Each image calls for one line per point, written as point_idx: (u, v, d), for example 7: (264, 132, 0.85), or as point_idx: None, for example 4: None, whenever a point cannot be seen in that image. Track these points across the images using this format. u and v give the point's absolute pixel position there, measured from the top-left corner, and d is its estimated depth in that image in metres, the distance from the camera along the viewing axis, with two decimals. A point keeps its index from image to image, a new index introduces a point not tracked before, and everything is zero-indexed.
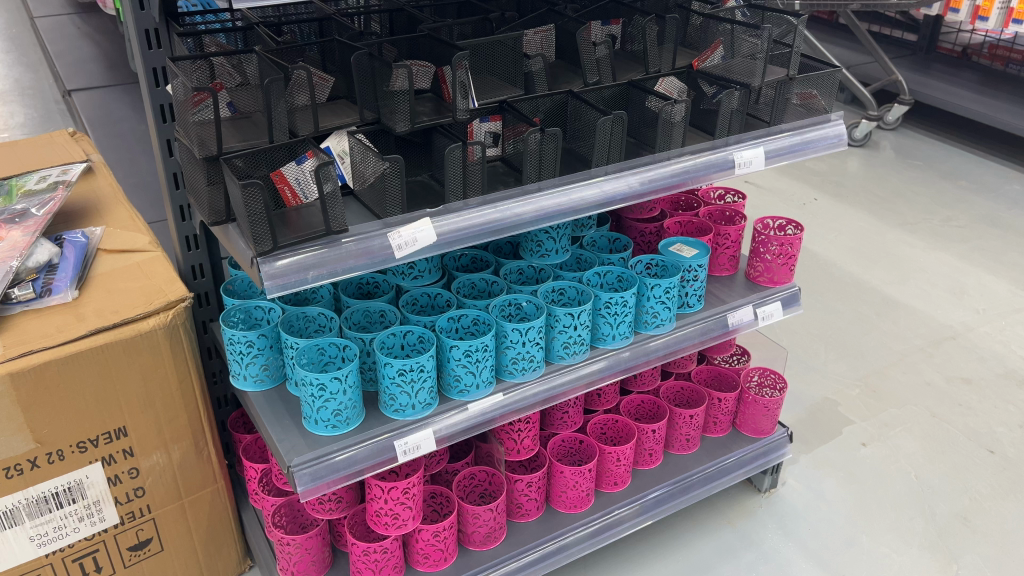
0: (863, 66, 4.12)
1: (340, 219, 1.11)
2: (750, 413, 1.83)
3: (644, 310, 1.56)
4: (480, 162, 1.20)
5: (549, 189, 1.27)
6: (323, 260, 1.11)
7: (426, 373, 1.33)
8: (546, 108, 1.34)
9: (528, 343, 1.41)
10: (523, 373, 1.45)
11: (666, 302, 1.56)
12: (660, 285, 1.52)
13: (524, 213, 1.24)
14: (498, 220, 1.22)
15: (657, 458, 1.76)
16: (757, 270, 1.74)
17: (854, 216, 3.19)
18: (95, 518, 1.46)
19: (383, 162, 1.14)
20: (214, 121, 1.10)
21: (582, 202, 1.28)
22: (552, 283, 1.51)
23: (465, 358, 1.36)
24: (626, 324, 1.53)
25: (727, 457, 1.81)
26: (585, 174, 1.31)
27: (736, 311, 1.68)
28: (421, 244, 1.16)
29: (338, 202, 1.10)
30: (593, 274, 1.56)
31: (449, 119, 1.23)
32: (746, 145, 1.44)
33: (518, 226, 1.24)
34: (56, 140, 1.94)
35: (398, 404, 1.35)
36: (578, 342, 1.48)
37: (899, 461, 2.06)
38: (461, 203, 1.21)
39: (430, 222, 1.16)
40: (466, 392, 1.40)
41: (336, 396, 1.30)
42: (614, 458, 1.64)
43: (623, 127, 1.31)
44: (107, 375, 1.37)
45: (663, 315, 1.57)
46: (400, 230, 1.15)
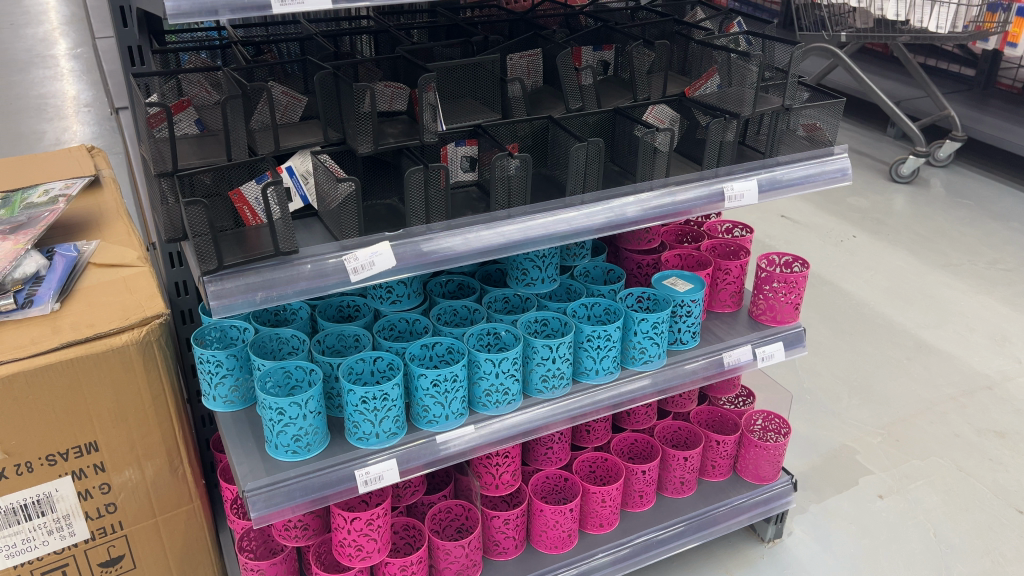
0: (915, 100, 3.98)
1: (291, 240, 1.10)
2: (751, 458, 1.74)
3: (631, 345, 1.49)
4: (445, 187, 1.17)
5: (520, 217, 1.23)
6: (273, 281, 1.09)
7: (391, 402, 1.30)
8: (525, 133, 1.30)
9: (501, 375, 1.37)
10: (497, 406, 1.40)
11: (654, 338, 1.49)
12: (647, 320, 1.45)
13: (492, 240, 1.20)
14: (462, 245, 1.19)
15: (649, 501, 1.68)
16: (759, 307, 1.66)
17: (893, 255, 3.06)
18: (65, 532, 1.45)
19: (341, 184, 1.12)
20: (170, 139, 1.09)
21: (554, 230, 1.24)
22: (534, 313, 1.46)
23: (434, 388, 1.32)
24: (610, 358, 1.47)
25: (725, 503, 1.72)
26: (561, 203, 1.26)
27: (734, 349, 1.60)
28: (379, 268, 1.13)
29: (287, 225, 1.09)
30: (579, 305, 1.50)
31: (417, 141, 1.19)
32: (738, 177, 1.38)
33: (485, 255, 1.20)
34: (72, 152, 1.97)
35: (362, 432, 1.31)
36: (557, 376, 1.43)
37: (917, 517, 1.93)
38: (424, 228, 1.18)
39: (388, 245, 1.13)
40: (436, 423, 1.36)
41: (295, 421, 1.27)
42: (598, 499, 1.58)
43: (601, 153, 1.26)
44: (77, 389, 1.36)
45: (651, 351, 1.50)
46: (356, 253, 1.12)
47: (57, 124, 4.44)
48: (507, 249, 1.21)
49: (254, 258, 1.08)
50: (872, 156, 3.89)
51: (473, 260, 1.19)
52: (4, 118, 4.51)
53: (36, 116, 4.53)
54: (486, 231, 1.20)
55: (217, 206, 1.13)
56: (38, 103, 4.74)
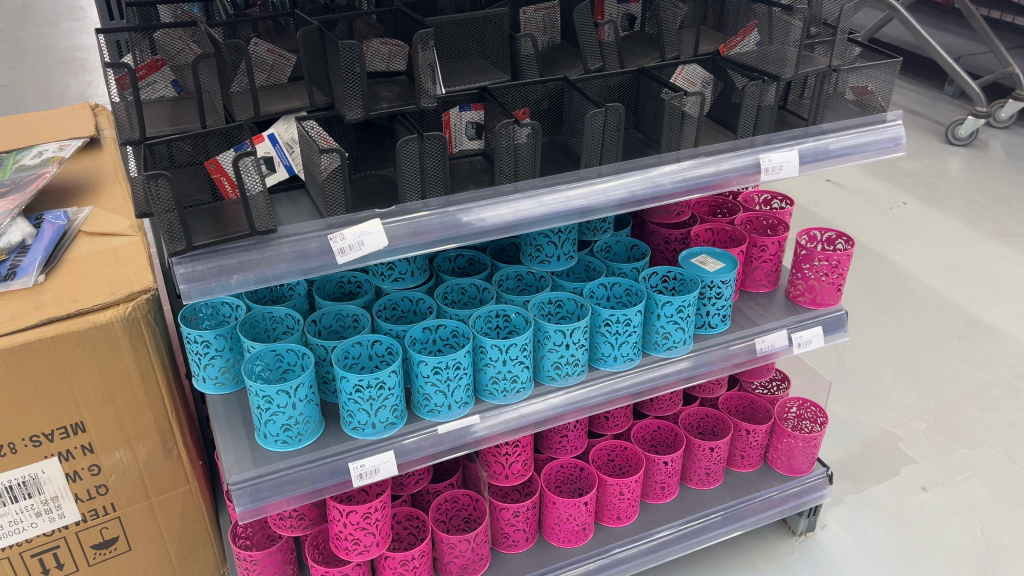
0: (977, 56, 3.71)
1: (268, 219, 0.99)
2: (784, 449, 1.61)
3: (653, 330, 1.37)
4: (443, 156, 1.04)
5: (529, 191, 1.10)
6: (249, 262, 0.98)
7: (389, 391, 1.19)
8: (538, 97, 1.18)
9: (509, 362, 1.25)
10: (505, 395, 1.29)
11: (679, 322, 1.36)
12: (671, 303, 1.32)
13: (498, 216, 1.08)
14: (461, 222, 1.06)
15: (671, 492, 1.56)
16: (797, 288, 1.52)
17: (946, 224, 2.86)
18: (54, 514, 1.39)
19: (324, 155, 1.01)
20: (135, 103, 0.98)
21: (565, 204, 1.11)
22: (547, 294, 1.34)
23: (435, 375, 1.21)
24: (630, 344, 1.34)
25: (754, 496, 1.60)
26: (576, 176, 1.13)
27: (768, 335, 1.46)
28: (369, 248, 1.01)
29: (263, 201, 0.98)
30: (598, 285, 1.37)
31: (413, 106, 1.07)
32: (777, 146, 1.23)
33: (492, 232, 1.08)
34: (74, 111, 1.88)
35: (358, 422, 1.21)
36: (571, 363, 1.31)
37: (962, 511, 1.80)
38: (420, 205, 1.06)
39: (378, 223, 1.01)
40: (439, 412, 1.25)
41: (284, 410, 1.17)
42: (616, 491, 1.47)
43: (621, 121, 1.13)
44: (59, 368, 1.28)
45: (676, 337, 1.37)
46: (343, 231, 1.01)
47: (82, 79, 4.36)
48: (513, 228, 1.09)
49: (230, 236, 0.98)
50: (927, 116, 3.66)
51: (477, 239, 1.07)
52: (31, 70, 4.45)
53: (62, 70, 4.45)
54: (491, 206, 1.08)
55: (189, 172, 1.03)
56: (67, 56, 4.67)
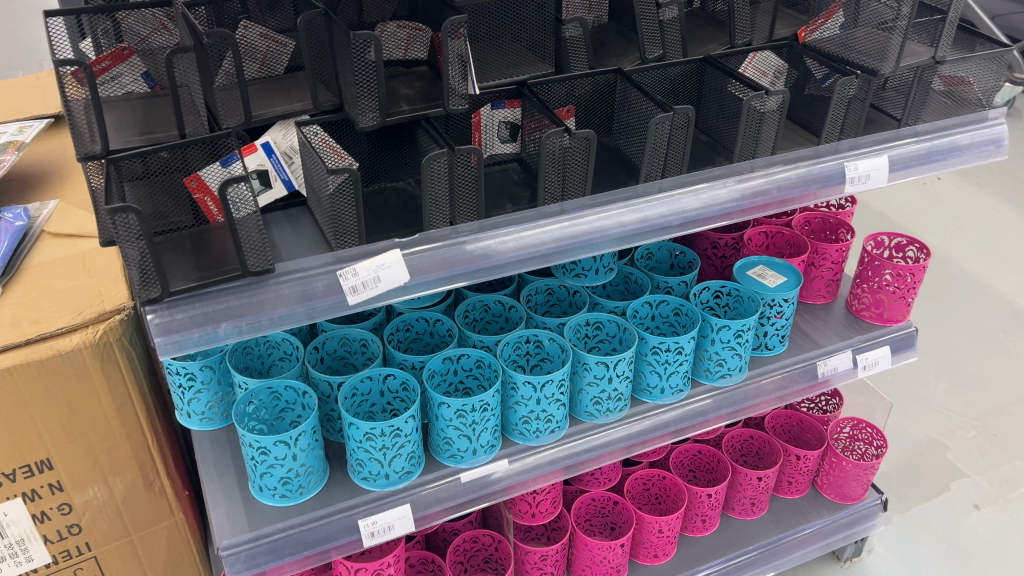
0: (1012, 17, 3.49)
1: (262, 255, 0.80)
2: (835, 476, 1.46)
3: (705, 356, 1.19)
4: (478, 170, 0.85)
5: (575, 211, 0.91)
6: (241, 307, 0.80)
7: (405, 438, 1.02)
8: (584, 92, 0.99)
9: (544, 401, 1.08)
10: (537, 436, 1.11)
11: (736, 349, 1.18)
12: (728, 327, 1.15)
13: (537, 242, 0.89)
14: (495, 250, 0.88)
15: (711, 525, 1.40)
16: (862, 302, 1.34)
17: (985, 203, 2.68)
18: (20, 557, 1.22)
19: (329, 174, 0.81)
20: (96, 108, 0.78)
21: (616, 226, 0.92)
22: (585, 316, 1.15)
23: (458, 419, 1.04)
24: (681, 374, 1.16)
25: (802, 528, 1.45)
26: (632, 191, 0.94)
27: (831, 358, 1.28)
28: (385, 286, 0.83)
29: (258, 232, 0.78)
30: (643, 304, 1.18)
31: (440, 108, 0.88)
32: (864, 152, 1.04)
33: (530, 260, 0.89)
34: (39, 81, 1.66)
35: (368, 472, 1.04)
36: (613, 398, 1.13)
37: (1019, 534, 1.65)
38: (447, 230, 0.87)
39: (399, 256, 0.83)
40: (461, 457, 1.08)
41: (283, 462, 1.00)
42: (654, 529, 1.31)
43: (689, 126, 0.94)
44: (19, 402, 1.10)
45: (731, 364, 1.19)
46: (355, 265, 0.82)
47: None
48: (554, 256, 0.90)
49: (219, 278, 0.79)
50: None
51: (512, 270, 0.88)
52: None
53: None
54: (530, 229, 0.89)
55: (162, 185, 0.83)
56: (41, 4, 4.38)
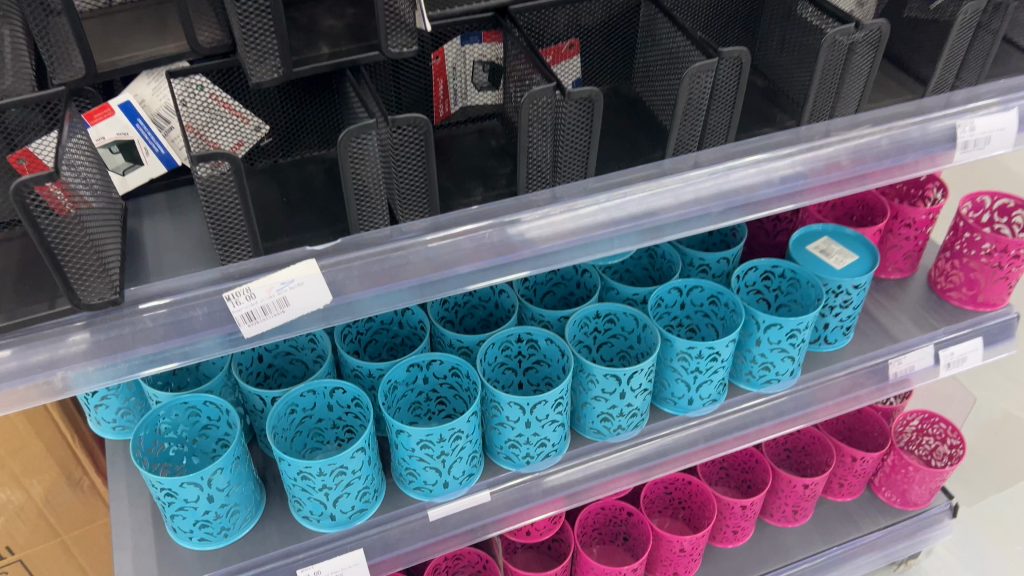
0: None
1: (101, 288, 0.55)
2: (897, 480, 1.22)
3: (747, 357, 0.94)
4: (425, 134, 0.58)
5: (572, 198, 0.65)
6: (83, 348, 0.56)
7: (353, 475, 0.79)
8: (595, 21, 0.71)
9: (535, 423, 0.84)
10: (527, 462, 0.88)
11: (787, 350, 0.92)
12: (780, 325, 0.89)
13: (523, 242, 0.63)
14: (456, 256, 0.62)
15: (743, 535, 1.18)
16: (950, 280, 1.06)
17: None
18: None
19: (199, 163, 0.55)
20: None
21: (631, 219, 0.65)
22: (595, 307, 0.90)
23: (423, 450, 0.81)
24: (715, 383, 0.92)
25: (853, 540, 1.22)
26: (655, 168, 0.67)
27: (908, 355, 1.02)
28: (295, 311, 0.59)
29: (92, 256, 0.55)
30: (669, 291, 0.93)
31: (376, 52, 0.61)
32: (985, 103, 0.74)
33: (512, 266, 0.64)
34: None
35: (309, 511, 0.82)
36: (626, 415, 0.89)
37: None
38: (388, 230, 0.62)
39: (316, 270, 0.58)
40: (429, 490, 0.86)
41: (197, 504, 0.78)
42: (674, 547, 1.09)
43: (737, 74, 0.65)
44: None
45: (780, 367, 0.94)
46: (251, 284, 0.58)
47: None
48: (555, 258, 0.65)
49: (42, 317, 0.55)
50: None
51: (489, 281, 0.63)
52: None
53: None
54: (508, 224, 0.63)
55: None
56: None
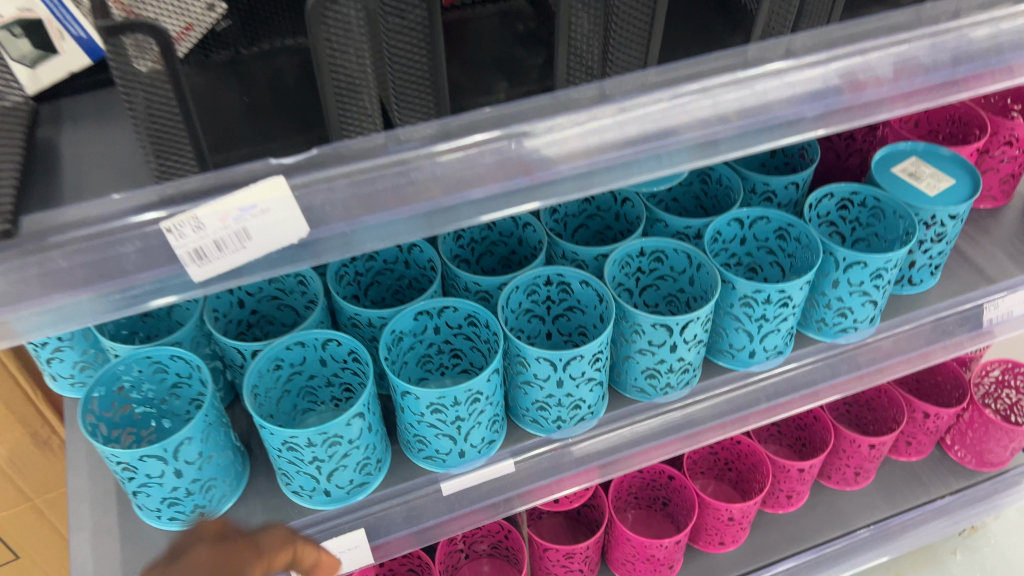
0: None
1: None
2: (973, 439, 1.09)
3: (820, 302, 0.79)
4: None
5: (627, 97, 0.49)
6: None
7: (350, 444, 0.65)
8: None
9: (569, 383, 0.70)
10: (559, 426, 0.75)
11: (869, 295, 0.77)
12: (864, 265, 0.74)
13: (561, 157, 0.48)
14: (477, 173, 0.47)
15: (798, 500, 1.04)
16: None
17: None
18: None
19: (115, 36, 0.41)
20: None
21: (700, 124, 0.51)
22: (640, 242, 0.75)
23: (434, 415, 0.67)
24: (782, 334, 0.77)
25: (921, 505, 1.09)
26: (736, 57, 0.52)
27: (1006, 298, 0.87)
28: (261, 247, 0.45)
29: None
30: (728, 224, 0.77)
31: None
32: None
33: (540, 190, 0.49)
34: None
35: (298, 486, 0.69)
36: (676, 371, 0.75)
37: None
38: (386, 138, 0.47)
39: (285, 189, 0.44)
40: (442, 461, 0.72)
41: (163, 479, 0.64)
42: (723, 516, 0.96)
43: None
44: None
45: (859, 314, 0.79)
46: (200, 210, 0.43)
47: None
48: (591, 180, 0.50)
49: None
50: None
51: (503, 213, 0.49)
52: None
53: None
54: (541, 132, 0.48)
55: None
56: None
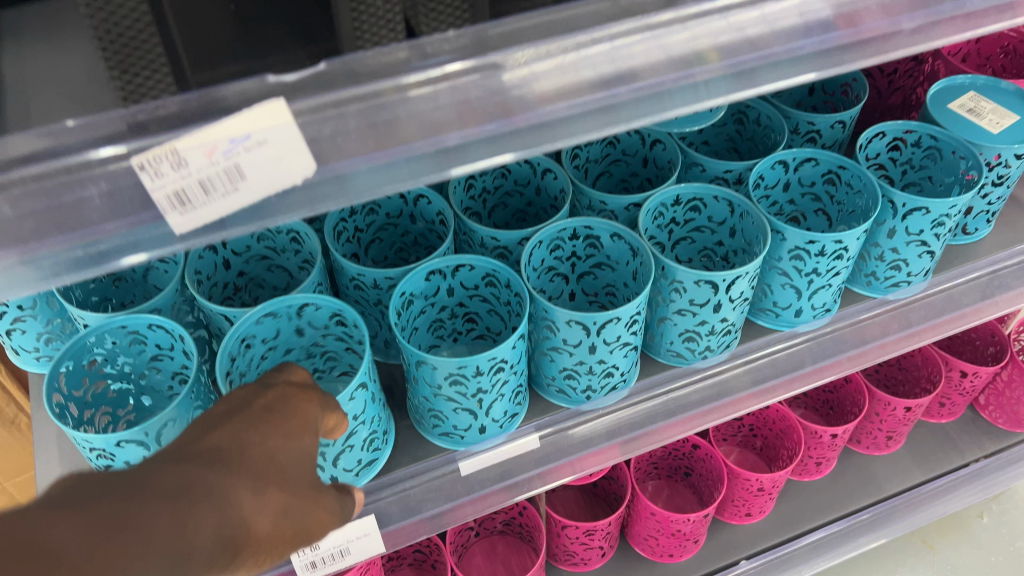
0: None
1: None
2: (1009, 400, 1.03)
3: (873, 252, 0.71)
4: None
5: (695, 5, 0.41)
6: None
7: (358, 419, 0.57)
8: None
9: (603, 348, 0.62)
10: (588, 396, 0.67)
11: (928, 244, 0.70)
12: (926, 211, 0.66)
13: (618, 78, 0.40)
14: (518, 95, 0.39)
15: (827, 467, 0.98)
16: None
17: None
18: None
19: None
20: None
21: (781, 37, 0.42)
22: (676, 189, 0.67)
23: (453, 387, 0.59)
24: (832, 290, 0.70)
25: (954, 472, 1.04)
26: None
27: None
28: (255, 189, 0.36)
29: None
30: (772, 167, 0.69)
31: None
32: None
33: (584, 120, 0.41)
34: None
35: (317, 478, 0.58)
36: (718, 333, 0.67)
37: None
38: (407, 55, 0.38)
39: (286, 114, 0.35)
40: (461, 438, 0.64)
41: None
42: (753, 488, 0.89)
43: None
44: None
45: (914, 266, 0.72)
46: (179, 142, 0.34)
47: None
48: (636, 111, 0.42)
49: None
50: None
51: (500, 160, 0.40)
52: None
53: None
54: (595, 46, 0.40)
55: None
56: None
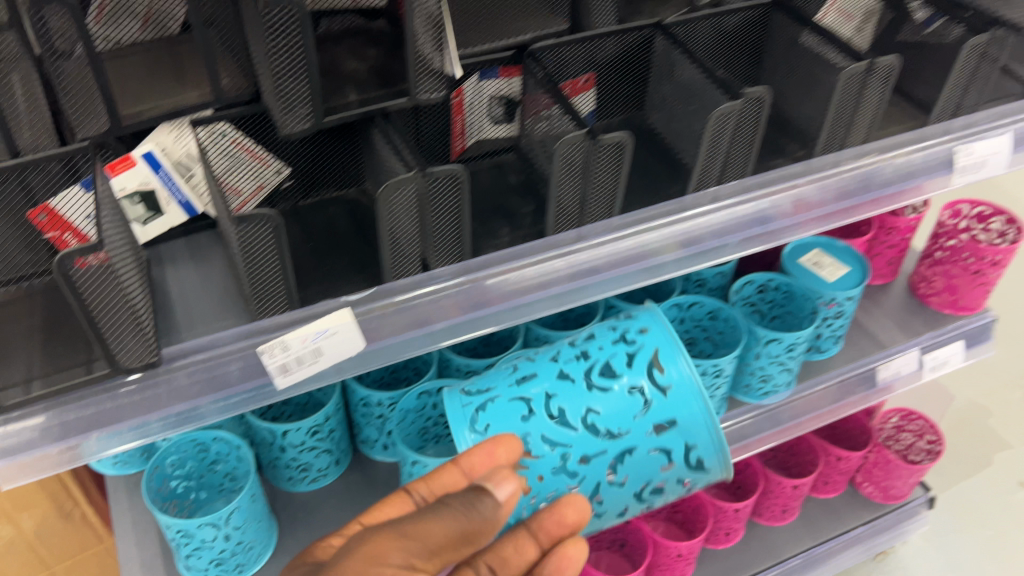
0: None
1: (132, 352, 0.54)
2: (880, 477, 1.26)
3: (748, 370, 0.96)
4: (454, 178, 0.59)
5: (597, 237, 0.65)
6: (120, 408, 0.54)
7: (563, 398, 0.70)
8: (609, 58, 0.71)
9: None
10: None
11: (785, 363, 0.95)
12: (781, 341, 0.91)
13: (549, 283, 0.64)
14: (486, 297, 0.62)
15: (735, 536, 1.20)
16: (931, 286, 1.10)
17: None
18: None
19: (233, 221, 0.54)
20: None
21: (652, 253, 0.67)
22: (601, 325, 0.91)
23: None
24: (717, 398, 0.94)
25: (840, 536, 1.28)
26: (676, 203, 0.68)
27: (894, 362, 1.05)
28: (330, 360, 0.58)
29: (128, 326, 0.54)
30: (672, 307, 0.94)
31: (405, 99, 0.60)
32: (983, 131, 0.77)
33: (529, 308, 0.64)
34: None
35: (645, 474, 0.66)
36: None
37: None
38: (417, 276, 0.62)
39: (350, 318, 0.57)
40: None
41: (213, 543, 0.77)
42: (672, 553, 1.11)
43: (759, 117, 0.68)
44: None
45: (778, 379, 0.97)
46: (286, 335, 0.57)
47: None
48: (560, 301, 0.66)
49: (79, 383, 0.53)
50: None
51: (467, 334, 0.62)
52: None
53: None
54: (535, 265, 0.63)
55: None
56: None
